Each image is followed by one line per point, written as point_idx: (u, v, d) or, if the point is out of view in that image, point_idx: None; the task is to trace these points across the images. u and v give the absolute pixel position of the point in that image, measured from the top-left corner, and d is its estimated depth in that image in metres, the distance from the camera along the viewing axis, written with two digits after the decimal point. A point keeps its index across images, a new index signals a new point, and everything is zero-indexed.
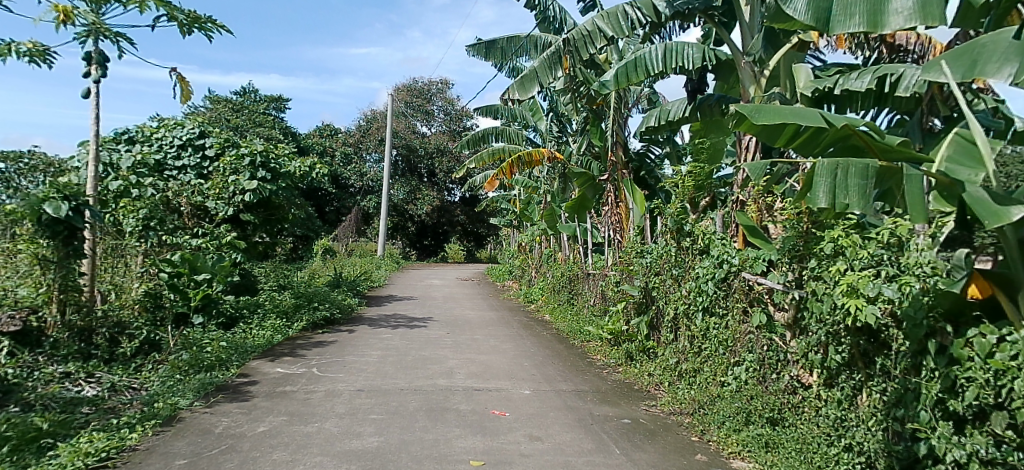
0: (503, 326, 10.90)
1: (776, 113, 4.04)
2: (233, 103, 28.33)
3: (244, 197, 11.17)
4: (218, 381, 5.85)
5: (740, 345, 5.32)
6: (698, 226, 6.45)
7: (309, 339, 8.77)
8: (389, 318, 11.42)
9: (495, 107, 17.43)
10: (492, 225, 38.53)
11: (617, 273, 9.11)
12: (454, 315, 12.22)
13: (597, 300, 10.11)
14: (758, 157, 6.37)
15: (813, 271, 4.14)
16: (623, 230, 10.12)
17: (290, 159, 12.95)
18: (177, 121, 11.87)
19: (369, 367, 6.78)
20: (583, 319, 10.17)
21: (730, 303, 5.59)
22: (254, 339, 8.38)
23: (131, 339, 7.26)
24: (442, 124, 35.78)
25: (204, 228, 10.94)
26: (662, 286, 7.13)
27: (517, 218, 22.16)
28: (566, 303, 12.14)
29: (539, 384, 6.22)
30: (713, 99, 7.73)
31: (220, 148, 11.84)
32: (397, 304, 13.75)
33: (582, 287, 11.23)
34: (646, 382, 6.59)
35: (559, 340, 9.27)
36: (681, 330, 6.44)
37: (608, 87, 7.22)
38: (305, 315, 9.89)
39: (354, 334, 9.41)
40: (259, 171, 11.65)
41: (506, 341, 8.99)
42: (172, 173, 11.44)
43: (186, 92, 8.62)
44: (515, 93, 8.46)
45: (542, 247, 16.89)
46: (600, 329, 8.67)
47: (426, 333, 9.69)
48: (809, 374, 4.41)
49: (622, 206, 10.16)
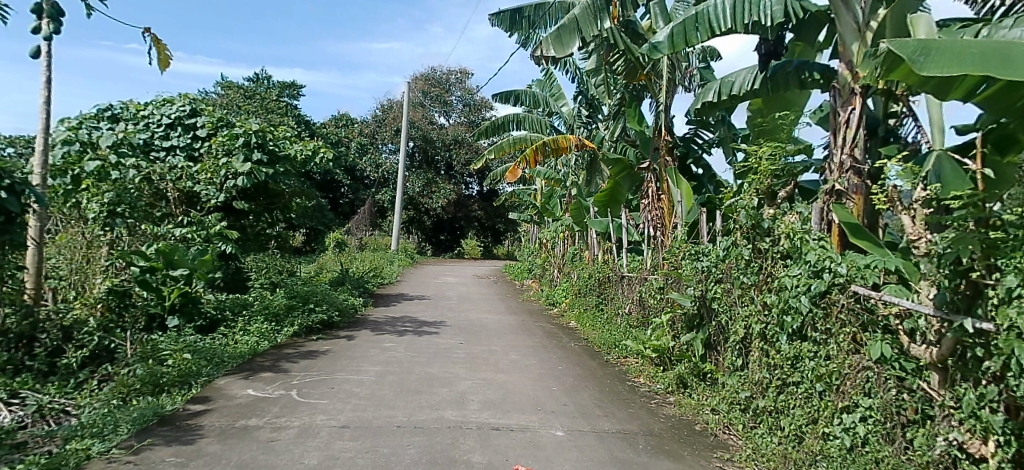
0: (524, 333, 9.59)
1: (955, 53, 3.65)
2: (245, 90, 27.38)
3: (237, 181, 9.97)
4: (164, 411, 4.59)
5: (851, 386, 3.94)
6: (780, 223, 5.07)
7: (300, 347, 7.55)
8: (396, 321, 10.16)
9: (517, 92, 16.06)
10: (510, 220, 37.17)
11: (661, 278, 7.74)
12: (469, 319, 10.93)
13: (634, 308, 8.76)
14: (863, 134, 4.92)
15: (1004, 293, 2.73)
16: (664, 228, 8.70)
17: (291, 142, 11.74)
18: (166, 97, 10.73)
19: (361, 390, 5.51)
20: (618, 329, 8.81)
21: (833, 327, 4.20)
22: (234, 348, 7.15)
23: (81, 347, 6.10)
24: (461, 115, 34.57)
25: (191, 215, 9.77)
26: (726, 299, 5.74)
27: (538, 213, 20.82)
28: (595, 309, 10.77)
29: (574, 421, 4.86)
30: (792, 65, 6.22)
31: (212, 128, 10.66)
32: (407, 305, 12.51)
33: (615, 292, 9.85)
34: (709, 422, 5.22)
35: (591, 355, 7.93)
36: (757, 357, 5.06)
37: (661, 50, 5.88)
38: (298, 317, 8.66)
39: (353, 341, 8.17)
40: (255, 153, 10.41)
41: (528, 354, 7.67)
42: (159, 154, 10.27)
43: (164, 58, 7.36)
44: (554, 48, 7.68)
45: (566, 244, 15.56)
46: (642, 345, 7.31)
47: (436, 342, 8.40)
48: (979, 444, 3.07)
49: (665, 198, 8.73)
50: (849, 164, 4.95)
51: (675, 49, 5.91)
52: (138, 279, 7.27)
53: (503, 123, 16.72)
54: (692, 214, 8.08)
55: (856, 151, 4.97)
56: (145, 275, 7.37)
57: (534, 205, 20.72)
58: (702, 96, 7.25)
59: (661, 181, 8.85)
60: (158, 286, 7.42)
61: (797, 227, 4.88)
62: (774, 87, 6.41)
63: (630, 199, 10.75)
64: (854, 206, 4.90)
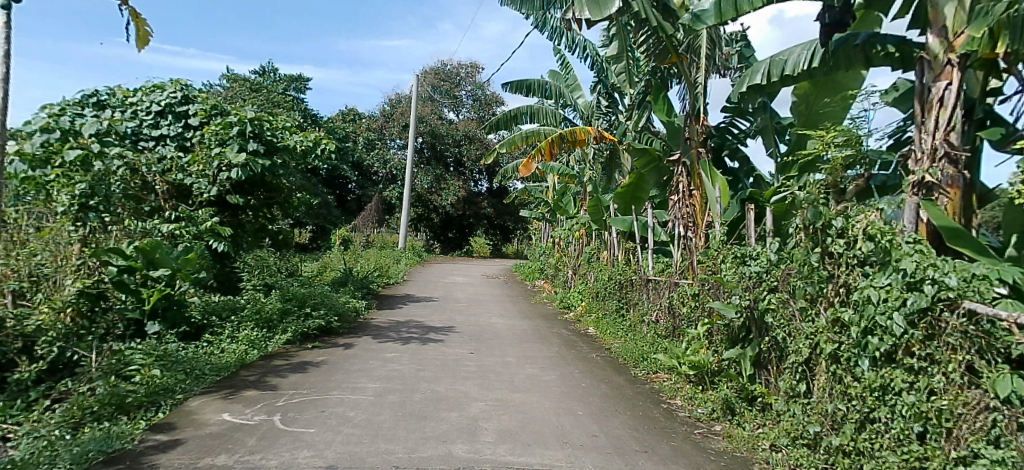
0: (539, 342, 8.80)
1: None
2: (251, 83, 26.63)
3: (231, 173, 9.17)
4: (118, 444, 3.80)
5: (969, 430, 3.14)
6: (857, 222, 4.21)
7: (293, 358, 6.77)
8: (401, 326, 9.38)
9: (529, 82, 15.20)
10: (520, 218, 36.33)
11: (698, 284, 6.91)
12: (479, 324, 10.14)
13: (662, 315, 7.93)
14: (961, 114, 4.07)
15: None
16: (697, 227, 7.91)
17: (291, 132, 10.95)
18: (156, 83, 9.94)
19: (357, 415, 4.71)
20: (644, 339, 7.99)
21: (940, 355, 3.37)
22: (218, 359, 6.39)
23: (38, 360, 5.38)
24: (471, 110, 33.82)
25: (180, 210, 9.01)
26: (785, 312, 4.90)
27: (551, 212, 20.02)
28: (615, 315, 9.95)
29: (609, 459, 4.06)
30: (860, 38, 5.49)
31: (205, 116, 9.80)
32: (413, 307, 11.72)
33: (639, 297, 9.02)
34: (769, 461, 4.39)
35: (615, 368, 7.13)
36: (831, 383, 4.24)
37: (708, 19, 5.14)
38: (292, 322, 7.80)
39: (352, 350, 7.39)
40: (250, 143, 9.61)
41: (546, 368, 6.86)
42: (148, 144, 9.46)
43: (143, 35, 6.59)
44: (587, 10, 6.72)
45: (581, 244, 14.73)
46: (676, 360, 6.49)
47: (443, 352, 7.60)
48: None
49: (697, 195, 7.97)
50: (944, 151, 4.10)
51: (722, 18, 5.14)
52: (113, 279, 6.53)
53: (515, 115, 15.93)
54: (733, 211, 7.33)
55: (952, 135, 4.11)
56: (122, 275, 6.64)
57: (546, 202, 19.90)
58: (748, 78, 6.46)
59: (693, 177, 8.07)
60: (135, 288, 6.74)
61: (884, 228, 4.01)
62: (832, 65, 5.73)
63: (656, 196, 9.91)
64: (949, 202, 4.09)
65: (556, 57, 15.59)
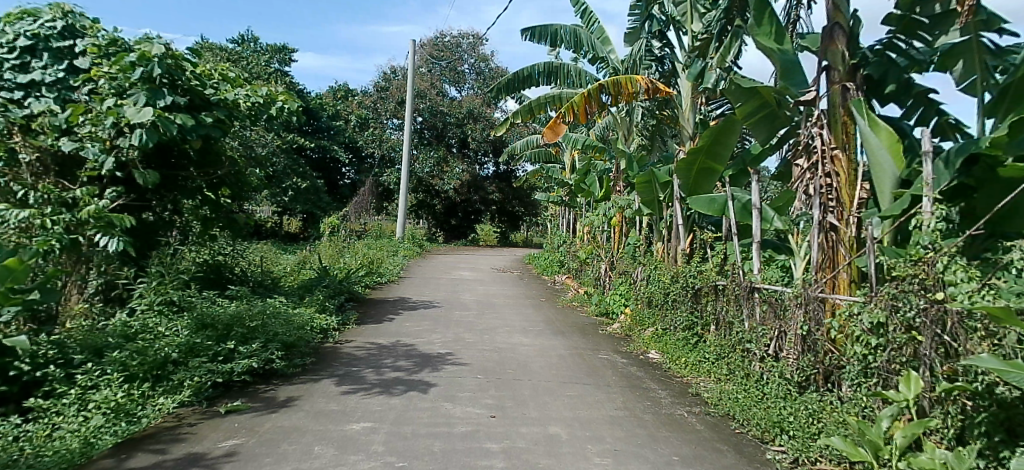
0: (590, 381, 5.88)
1: None
2: (227, 52, 23.45)
3: (130, 138, 6.17)
4: None
5: None
6: None
7: (182, 443, 3.80)
8: (385, 357, 6.47)
9: (549, 29, 12.02)
10: (531, 202, 33.22)
11: (886, 306, 3.96)
12: (496, 349, 7.20)
13: (795, 349, 5.01)
14: None
15: None
16: (843, 208, 5.05)
17: (233, 84, 7.84)
18: (27, 8, 6.85)
19: None
20: (761, 385, 5.09)
21: None
22: (40, 448, 3.42)
23: None
24: (475, 86, 30.70)
25: (43, 189, 5.91)
26: None
27: (571, 195, 17.05)
28: (690, 333, 7.05)
29: None
30: None
31: (97, 56, 6.64)
32: (407, 320, 8.78)
33: (737, 314, 6.11)
34: None
35: (739, 452, 4.18)
36: None
37: None
38: (197, 368, 4.76)
39: (297, 416, 4.44)
40: (163, 94, 6.46)
41: (625, 458, 3.90)
42: (11, 96, 6.44)
43: None
44: None
45: (617, 233, 11.83)
46: (871, 453, 3.57)
47: (445, 415, 4.64)
48: None
49: (843, 158, 5.09)
50: None
51: None
52: None
53: (527, 75, 12.87)
54: (900, 204, 4.69)
55: None
56: None
57: (565, 183, 16.88)
58: None
59: (835, 129, 5.15)
60: None
61: None
62: None
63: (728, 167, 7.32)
64: None
65: (578, 6, 12.50)
